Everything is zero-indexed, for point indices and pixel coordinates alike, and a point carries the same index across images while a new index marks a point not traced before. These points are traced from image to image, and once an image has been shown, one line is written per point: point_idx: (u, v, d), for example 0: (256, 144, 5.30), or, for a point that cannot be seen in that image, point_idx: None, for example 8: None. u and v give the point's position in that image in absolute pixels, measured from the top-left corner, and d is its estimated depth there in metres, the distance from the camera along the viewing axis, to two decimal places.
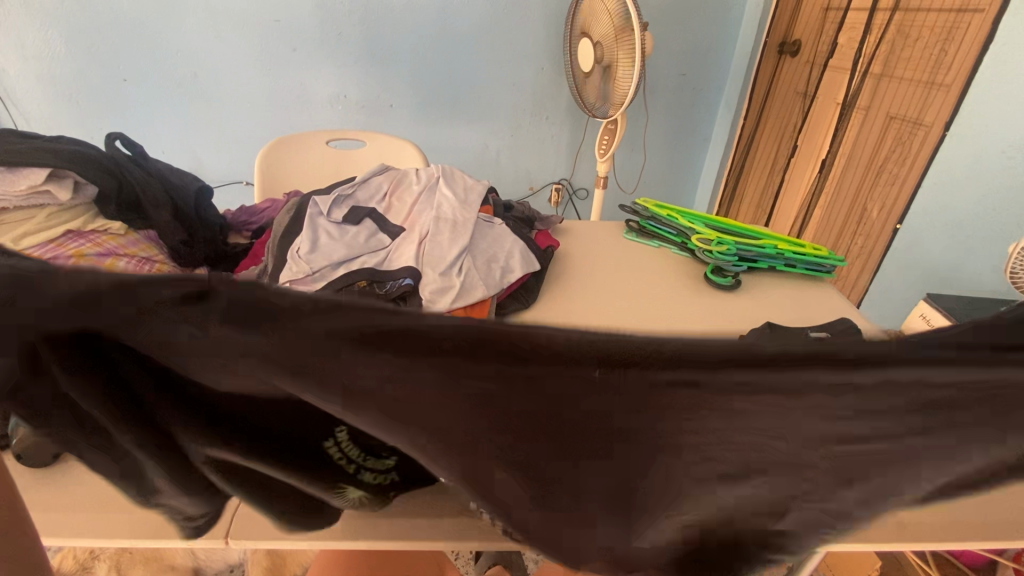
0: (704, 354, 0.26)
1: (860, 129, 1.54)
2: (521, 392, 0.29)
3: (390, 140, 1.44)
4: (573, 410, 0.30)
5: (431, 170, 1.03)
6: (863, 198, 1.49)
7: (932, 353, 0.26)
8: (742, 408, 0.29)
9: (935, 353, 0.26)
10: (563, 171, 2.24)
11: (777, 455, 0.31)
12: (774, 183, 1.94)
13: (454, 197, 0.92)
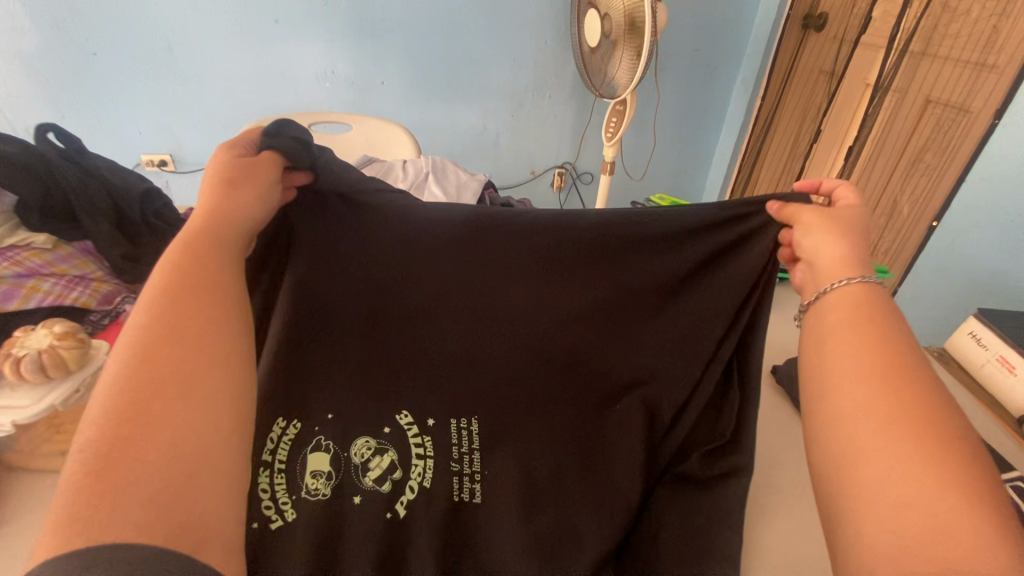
0: (597, 215, 0.57)
1: (893, 113, 1.41)
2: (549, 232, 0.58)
3: (378, 124, 1.30)
4: (575, 242, 0.58)
5: (419, 163, 0.93)
6: (894, 190, 1.37)
7: (696, 214, 0.57)
8: (626, 246, 0.58)
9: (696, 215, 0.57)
10: (567, 153, 2.10)
11: (649, 273, 0.59)
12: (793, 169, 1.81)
13: (443, 195, 0.84)
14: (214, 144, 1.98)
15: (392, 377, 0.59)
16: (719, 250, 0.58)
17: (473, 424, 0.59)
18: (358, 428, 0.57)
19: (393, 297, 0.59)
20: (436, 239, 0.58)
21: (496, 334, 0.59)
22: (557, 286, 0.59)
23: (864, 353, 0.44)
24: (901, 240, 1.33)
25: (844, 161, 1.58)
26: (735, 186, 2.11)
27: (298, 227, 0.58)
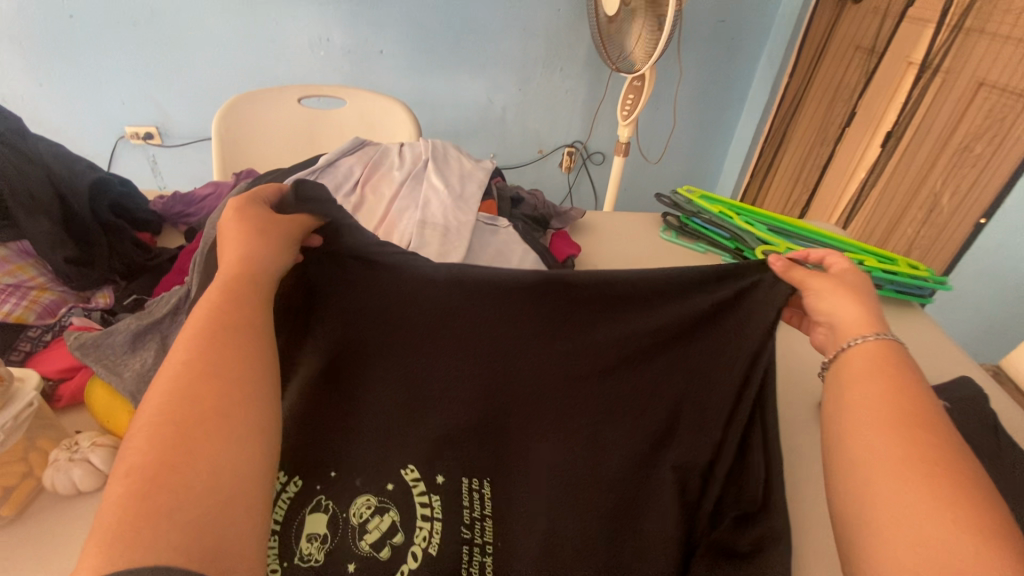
0: (593, 272, 0.50)
1: (938, 96, 1.29)
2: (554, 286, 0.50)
3: (374, 98, 1.18)
4: (587, 295, 0.50)
5: (418, 148, 0.79)
6: (934, 181, 1.26)
7: (681, 272, 0.50)
8: (619, 305, 0.51)
9: (683, 273, 0.50)
10: (578, 132, 1.97)
11: (647, 333, 0.50)
12: (821, 154, 1.68)
13: (446, 189, 0.70)
14: (202, 115, 1.86)
15: (403, 429, 0.49)
16: (719, 307, 0.50)
17: (487, 487, 0.49)
18: (358, 483, 0.47)
19: (417, 348, 0.50)
20: (434, 287, 0.50)
21: (528, 391, 0.50)
22: (573, 340, 0.51)
23: (873, 393, 0.40)
24: (941, 235, 1.23)
25: (880, 147, 1.46)
26: (756, 170, 1.98)
27: (325, 275, 0.51)
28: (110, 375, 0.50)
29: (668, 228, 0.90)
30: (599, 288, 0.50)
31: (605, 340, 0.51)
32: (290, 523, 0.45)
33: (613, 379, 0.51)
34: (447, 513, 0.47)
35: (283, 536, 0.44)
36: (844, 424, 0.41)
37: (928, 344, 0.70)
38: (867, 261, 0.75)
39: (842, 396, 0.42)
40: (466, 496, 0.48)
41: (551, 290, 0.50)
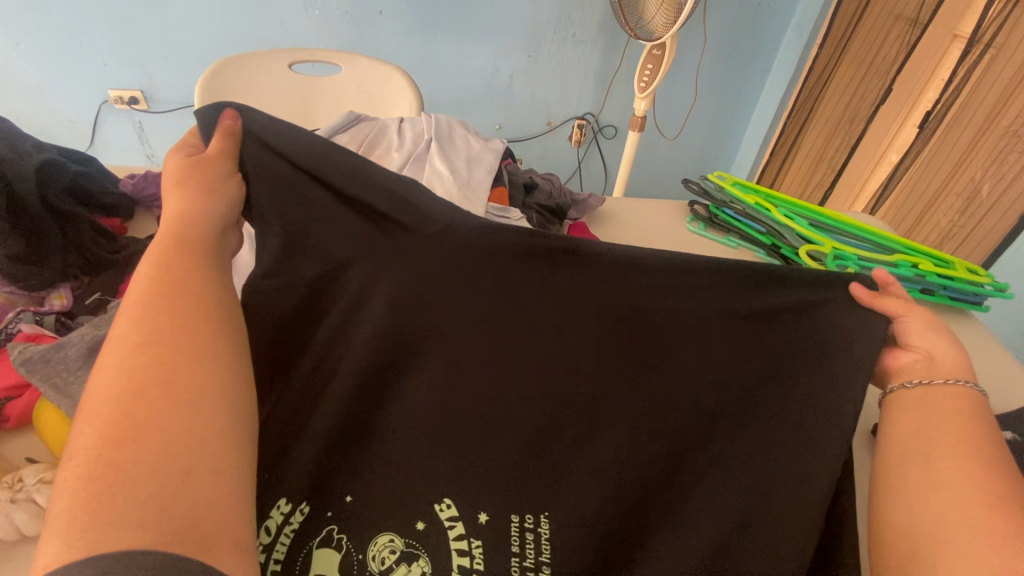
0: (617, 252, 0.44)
1: (986, 72, 1.18)
2: (574, 270, 0.44)
3: (373, 66, 1.07)
4: (631, 298, 0.44)
5: (419, 125, 0.71)
6: (973, 166, 1.17)
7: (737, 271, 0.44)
8: (666, 310, 0.44)
9: (736, 269, 0.44)
10: (589, 103, 1.86)
11: (705, 346, 0.44)
12: (850, 133, 1.57)
13: (451, 173, 0.62)
14: (190, 80, 1.74)
15: (431, 452, 0.43)
16: (795, 314, 0.44)
17: (545, 526, 0.42)
18: (382, 523, 0.41)
19: (447, 357, 0.44)
20: (444, 266, 0.44)
21: (581, 417, 0.44)
22: (617, 357, 0.44)
23: (949, 430, 0.40)
24: (981, 225, 1.14)
25: (916, 128, 1.36)
26: (778, 148, 1.87)
27: (337, 259, 0.44)
28: (59, 397, 0.42)
29: (696, 218, 0.82)
30: (637, 290, 0.44)
31: (664, 357, 0.44)
32: (295, 558, 0.40)
33: (665, 407, 0.44)
34: (492, 556, 0.41)
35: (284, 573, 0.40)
36: (912, 455, 0.40)
37: (986, 360, 0.62)
38: (919, 264, 0.67)
39: (910, 428, 0.42)
40: (517, 537, 0.42)
41: (597, 295, 0.44)
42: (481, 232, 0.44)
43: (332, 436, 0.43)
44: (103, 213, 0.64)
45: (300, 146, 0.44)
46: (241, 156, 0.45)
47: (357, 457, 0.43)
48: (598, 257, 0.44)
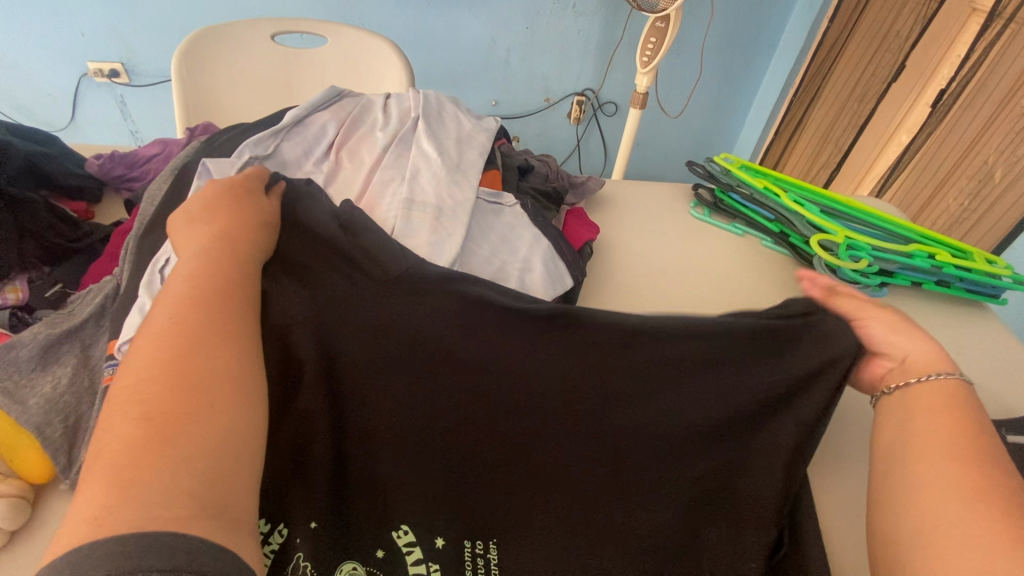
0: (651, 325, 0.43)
1: (1006, 49, 1.11)
2: (585, 332, 0.42)
3: (359, 37, 1.01)
4: (625, 349, 0.42)
5: (406, 102, 0.66)
6: (988, 148, 1.12)
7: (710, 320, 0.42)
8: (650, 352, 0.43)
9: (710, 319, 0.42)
10: (589, 78, 1.79)
11: (677, 392, 0.42)
12: (859, 111, 1.52)
13: (438, 154, 0.58)
14: (169, 50, 1.66)
15: (401, 483, 0.42)
16: (762, 357, 0.42)
17: (494, 554, 0.43)
18: (349, 547, 0.42)
19: (423, 395, 0.42)
20: (447, 328, 0.42)
21: (545, 446, 0.43)
22: (598, 399, 0.42)
23: (933, 425, 0.38)
24: (992, 212, 1.10)
25: (929, 107, 1.31)
26: (783, 128, 1.81)
27: (325, 303, 0.42)
28: (9, 403, 0.39)
29: (700, 203, 0.78)
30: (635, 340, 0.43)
31: (642, 398, 0.43)
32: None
33: (634, 451, 0.43)
34: None
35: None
36: (896, 452, 0.38)
37: (1005, 355, 0.59)
38: (937, 254, 0.63)
39: (896, 425, 0.40)
40: (469, 563, 0.43)
41: (591, 343, 0.42)
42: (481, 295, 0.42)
43: (300, 454, 0.41)
44: (66, 198, 0.61)
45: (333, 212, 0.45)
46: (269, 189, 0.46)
47: (325, 482, 0.41)
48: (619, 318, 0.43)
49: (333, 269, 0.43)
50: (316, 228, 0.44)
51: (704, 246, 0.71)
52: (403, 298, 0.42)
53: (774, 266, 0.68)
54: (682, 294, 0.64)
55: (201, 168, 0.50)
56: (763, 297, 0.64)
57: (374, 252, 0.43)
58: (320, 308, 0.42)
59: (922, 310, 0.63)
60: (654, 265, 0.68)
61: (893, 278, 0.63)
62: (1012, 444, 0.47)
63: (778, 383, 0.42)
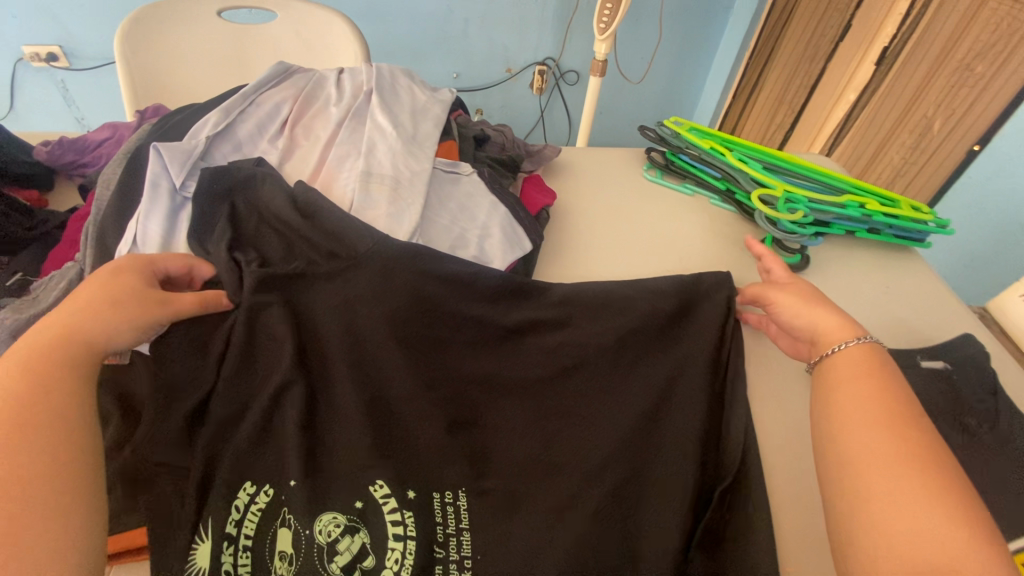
0: (590, 293, 0.54)
1: (943, 5, 1.16)
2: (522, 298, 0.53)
3: (309, 10, 0.99)
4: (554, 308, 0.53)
5: (358, 76, 0.67)
6: (926, 105, 1.18)
7: (608, 283, 0.54)
8: (576, 319, 0.52)
9: (609, 283, 0.54)
10: (548, 47, 1.78)
11: (603, 345, 0.51)
12: (809, 72, 1.56)
13: (394, 127, 0.58)
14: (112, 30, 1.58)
15: (369, 435, 0.43)
16: (671, 311, 0.52)
17: (463, 506, 0.42)
18: (322, 498, 0.41)
19: (388, 364, 0.46)
20: (409, 292, 0.48)
21: (500, 393, 0.49)
22: (537, 348, 0.51)
23: (862, 398, 0.41)
24: (927, 162, 1.16)
25: (874, 65, 1.36)
26: (739, 90, 1.85)
27: (297, 280, 0.46)
28: None
29: (652, 166, 0.81)
30: (563, 303, 0.53)
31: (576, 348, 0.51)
32: (262, 536, 0.39)
33: (574, 397, 0.49)
34: (421, 542, 0.40)
35: (254, 553, 0.39)
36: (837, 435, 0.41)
37: (927, 293, 0.65)
38: (867, 204, 0.68)
39: (827, 406, 0.43)
40: (439, 511, 0.42)
41: (529, 310, 0.52)
42: (439, 262, 0.50)
43: (273, 419, 0.43)
44: (16, 186, 0.60)
45: (288, 199, 0.49)
46: (233, 185, 0.50)
47: (293, 442, 0.42)
48: (553, 295, 0.53)
49: (298, 250, 0.48)
50: (275, 211, 0.49)
51: (657, 206, 0.75)
52: (367, 269, 0.47)
53: (721, 222, 0.73)
54: (637, 254, 0.67)
55: (154, 153, 0.50)
56: (710, 252, 0.68)
57: (338, 233, 0.48)
58: (291, 286, 0.46)
59: (853, 257, 0.68)
60: (612, 227, 0.71)
61: (829, 228, 0.67)
62: (926, 368, 0.53)
63: (672, 324, 0.52)
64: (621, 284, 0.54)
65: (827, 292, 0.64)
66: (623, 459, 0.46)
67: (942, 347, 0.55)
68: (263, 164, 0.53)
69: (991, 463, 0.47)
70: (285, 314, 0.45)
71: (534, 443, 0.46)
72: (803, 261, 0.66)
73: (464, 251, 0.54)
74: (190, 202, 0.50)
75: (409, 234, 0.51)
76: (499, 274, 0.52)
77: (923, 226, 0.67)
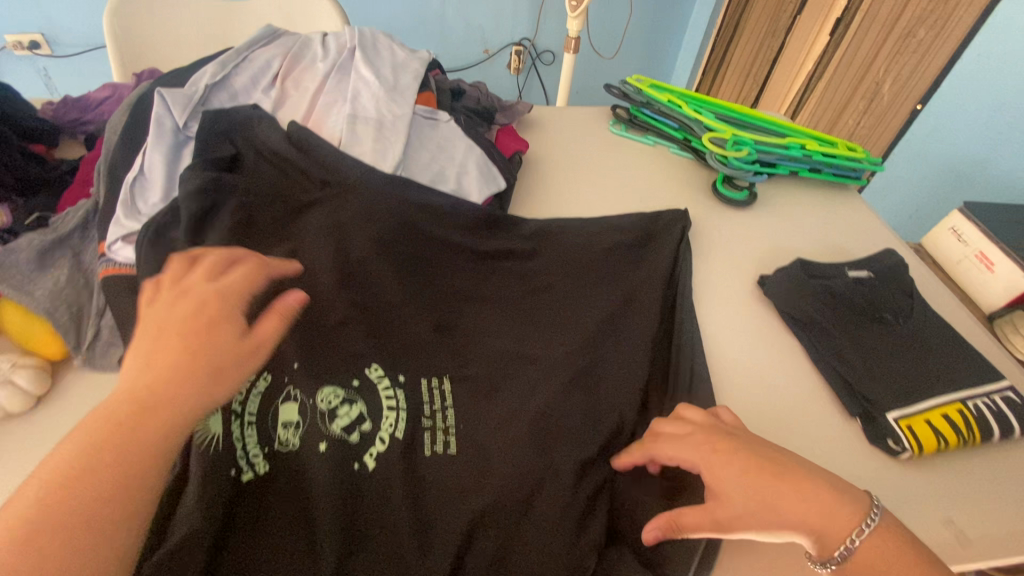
0: (555, 229, 0.62)
1: None
2: (495, 234, 0.60)
3: None
4: (523, 241, 0.61)
5: (342, 37, 0.72)
6: (877, 71, 1.25)
7: (571, 224, 0.63)
8: (541, 248, 0.61)
9: (572, 224, 0.63)
10: (524, 28, 1.84)
11: (566, 268, 0.59)
12: (772, 46, 1.64)
13: (378, 79, 0.64)
14: (94, 15, 1.60)
15: (361, 332, 0.49)
16: (629, 247, 0.62)
17: (448, 389, 0.48)
18: (320, 377, 0.46)
19: (381, 277, 0.52)
20: (397, 216, 0.54)
21: (478, 305, 0.55)
22: (510, 271, 0.59)
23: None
24: (879, 124, 1.24)
25: (829, 36, 1.43)
26: (708, 67, 1.93)
27: (295, 202, 0.52)
28: (18, 294, 0.45)
29: (618, 121, 0.87)
30: (530, 238, 0.61)
31: (541, 270, 0.59)
32: (263, 414, 0.43)
33: (543, 308, 0.56)
34: (413, 417, 0.45)
35: (259, 423, 0.43)
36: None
37: (861, 222, 0.72)
38: (807, 145, 0.75)
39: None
40: (426, 393, 0.47)
41: (501, 242, 0.60)
42: (420, 194, 0.57)
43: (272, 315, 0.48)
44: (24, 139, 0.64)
45: (285, 137, 0.55)
46: (235, 127, 0.56)
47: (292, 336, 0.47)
48: (523, 233, 0.61)
49: (294, 177, 0.54)
50: (274, 146, 0.55)
51: (623, 156, 0.82)
52: (359, 193, 0.54)
53: (680, 168, 0.80)
54: (603, 196, 0.74)
55: (160, 97, 0.55)
56: (670, 193, 0.75)
57: (331, 164, 0.54)
58: (288, 207, 0.52)
59: (797, 194, 0.76)
60: (580, 174, 0.77)
61: (775, 168, 0.75)
62: (853, 276, 0.60)
63: (628, 251, 0.62)
64: (581, 224, 0.63)
65: (771, 224, 0.71)
66: (589, 351, 0.52)
67: (869, 260, 0.62)
68: (260, 110, 0.58)
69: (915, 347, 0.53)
70: (289, 236, 0.52)
71: (511, 341, 0.53)
72: (750, 197, 0.73)
73: (443, 185, 0.61)
74: (191, 140, 0.56)
75: (393, 166, 0.57)
76: (476, 209, 0.60)
77: (860, 164, 0.74)
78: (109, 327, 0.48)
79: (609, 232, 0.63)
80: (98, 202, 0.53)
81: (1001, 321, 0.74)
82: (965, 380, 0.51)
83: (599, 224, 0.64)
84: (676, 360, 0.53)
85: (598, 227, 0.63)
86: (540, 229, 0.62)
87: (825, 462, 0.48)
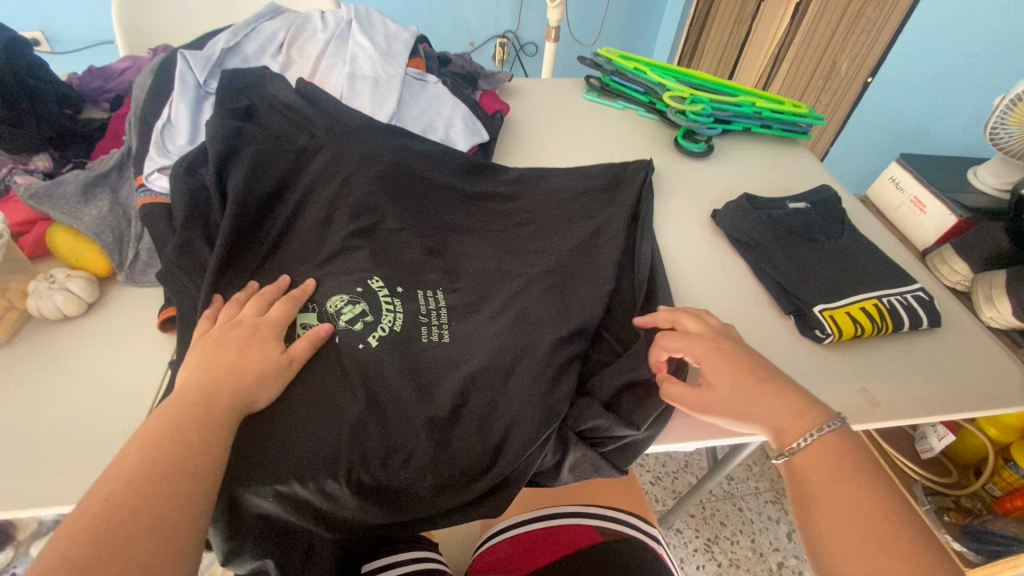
0: (532, 175, 0.71)
1: None
2: (480, 178, 0.68)
3: None
4: (505, 184, 0.69)
5: (339, 12, 0.80)
6: (835, 48, 1.32)
7: (547, 172, 0.72)
8: (520, 191, 0.69)
9: (548, 171, 0.72)
10: (507, 21, 1.93)
11: (543, 205, 0.68)
12: (740, 32, 1.74)
13: (373, 45, 0.72)
14: (93, 13, 1.67)
15: (364, 253, 0.57)
16: (599, 187, 0.70)
17: (441, 297, 0.56)
18: (331, 289, 0.53)
19: (382, 210, 0.60)
20: (393, 159, 0.62)
21: (465, 236, 0.63)
22: (493, 209, 0.67)
23: (845, 493, 0.38)
24: (836, 97, 1.33)
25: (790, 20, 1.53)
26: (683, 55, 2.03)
27: (302, 145, 0.60)
28: (70, 219, 0.53)
29: (591, 89, 0.96)
30: (511, 182, 0.69)
31: (520, 208, 0.67)
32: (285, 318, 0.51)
33: (522, 237, 0.64)
34: (411, 317, 0.53)
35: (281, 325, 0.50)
36: (825, 549, 0.37)
37: (804, 169, 0.82)
38: (757, 103, 0.84)
39: (806, 516, 0.39)
40: (422, 301, 0.55)
41: (484, 185, 0.68)
42: (413, 143, 0.65)
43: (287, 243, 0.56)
44: None
45: (292, 93, 0.63)
46: (247, 85, 0.63)
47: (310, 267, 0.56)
48: (505, 178, 0.69)
49: (301, 125, 0.61)
50: (284, 100, 0.62)
51: (596, 121, 0.90)
52: (358, 138, 0.61)
53: (646, 128, 0.89)
54: (577, 151, 0.83)
55: (182, 59, 0.63)
56: (637, 149, 0.84)
57: (335, 115, 0.62)
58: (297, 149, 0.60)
59: (749, 147, 0.85)
60: (556, 134, 0.86)
61: (729, 124, 0.84)
62: (793, 208, 0.69)
63: (598, 190, 0.70)
64: (557, 171, 0.72)
65: (725, 171, 0.80)
66: (564, 268, 0.60)
67: (809, 195, 0.71)
68: (268, 70, 0.66)
69: (845, 263, 0.61)
70: (300, 174, 0.59)
71: (495, 263, 0.61)
72: (707, 149, 0.82)
73: (432, 134, 0.69)
74: (210, 96, 0.64)
75: (388, 116, 0.66)
76: (462, 157, 0.68)
77: (804, 118, 0.84)
78: (147, 250, 0.55)
79: (581, 176, 0.71)
80: (130, 147, 0.60)
81: (931, 256, 0.82)
82: (886, 288, 0.59)
83: (572, 170, 0.72)
84: (640, 274, 0.61)
85: (571, 172, 0.72)
86: (520, 175, 0.70)
87: (763, 350, 0.56)
